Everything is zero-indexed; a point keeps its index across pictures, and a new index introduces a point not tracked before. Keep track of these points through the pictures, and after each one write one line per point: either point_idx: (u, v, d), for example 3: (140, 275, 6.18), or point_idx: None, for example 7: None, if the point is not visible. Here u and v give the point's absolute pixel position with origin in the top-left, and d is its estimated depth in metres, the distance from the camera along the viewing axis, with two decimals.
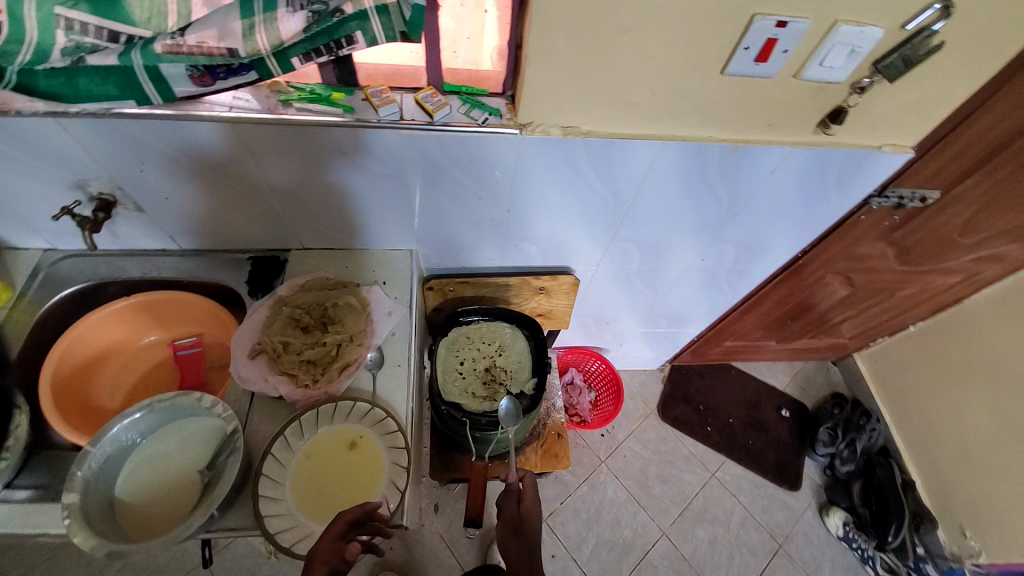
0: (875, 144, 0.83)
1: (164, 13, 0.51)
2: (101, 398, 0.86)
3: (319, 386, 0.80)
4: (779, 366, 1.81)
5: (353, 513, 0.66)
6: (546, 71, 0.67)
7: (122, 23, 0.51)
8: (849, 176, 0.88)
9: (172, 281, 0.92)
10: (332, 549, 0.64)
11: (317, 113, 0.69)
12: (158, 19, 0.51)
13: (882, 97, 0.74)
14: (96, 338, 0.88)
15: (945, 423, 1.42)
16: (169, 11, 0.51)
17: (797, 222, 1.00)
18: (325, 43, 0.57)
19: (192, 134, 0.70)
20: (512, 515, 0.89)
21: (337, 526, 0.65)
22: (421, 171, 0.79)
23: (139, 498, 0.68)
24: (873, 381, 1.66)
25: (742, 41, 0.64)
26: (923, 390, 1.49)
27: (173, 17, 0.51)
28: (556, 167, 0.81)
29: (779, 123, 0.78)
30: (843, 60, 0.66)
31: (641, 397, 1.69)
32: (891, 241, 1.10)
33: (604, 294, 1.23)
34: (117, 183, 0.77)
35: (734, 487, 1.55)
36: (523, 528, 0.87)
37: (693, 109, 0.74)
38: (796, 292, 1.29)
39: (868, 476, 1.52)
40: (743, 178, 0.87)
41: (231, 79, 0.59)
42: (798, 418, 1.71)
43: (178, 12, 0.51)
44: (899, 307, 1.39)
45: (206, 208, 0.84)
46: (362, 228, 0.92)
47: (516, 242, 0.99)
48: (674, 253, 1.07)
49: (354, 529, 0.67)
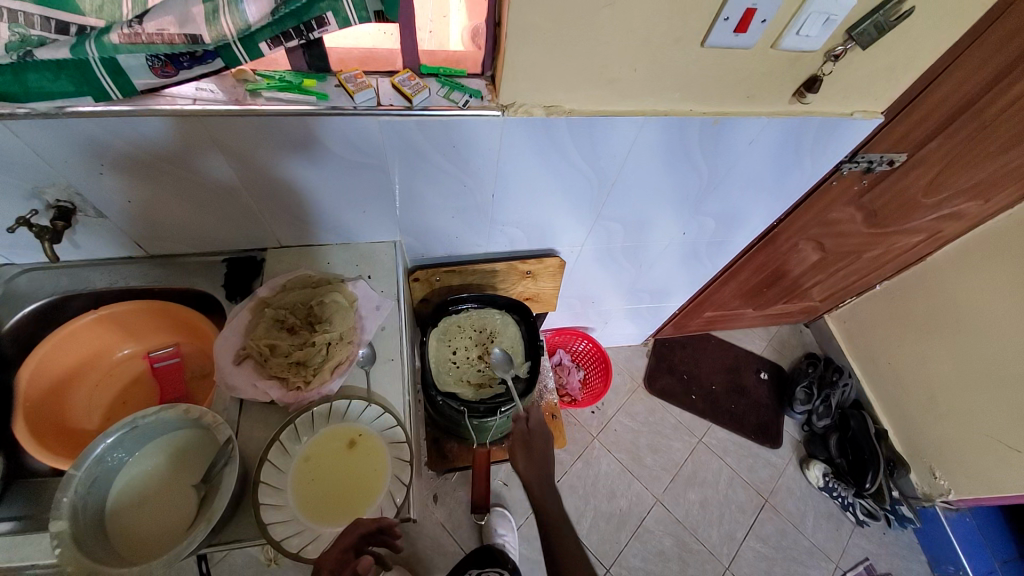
0: (847, 111, 0.85)
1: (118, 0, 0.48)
2: (76, 418, 0.81)
3: (312, 387, 0.77)
4: (756, 332, 1.88)
5: (366, 526, 0.65)
6: (528, 49, 0.65)
7: (70, 13, 0.48)
8: (824, 144, 0.90)
9: (142, 290, 0.87)
10: (340, 560, 0.63)
11: (289, 102, 0.65)
12: (111, 7, 0.48)
13: (855, 65, 0.76)
14: (64, 355, 0.82)
15: (912, 374, 1.51)
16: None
17: (773, 192, 1.02)
18: (294, 25, 0.53)
19: (155, 130, 0.65)
20: (521, 432, 0.91)
21: (351, 536, 0.64)
22: (402, 158, 0.77)
23: (133, 518, 0.66)
24: (844, 340, 1.74)
25: (722, 12, 0.63)
26: (890, 345, 1.57)
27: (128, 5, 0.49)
28: (541, 148, 0.80)
29: (758, 94, 0.79)
30: (818, 29, 0.67)
31: (627, 372, 1.73)
32: (859, 205, 1.15)
33: (589, 274, 1.23)
34: (75, 188, 0.72)
35: (720, 450, 1.61)
36: (532, 445, 0.90)
37: (674, 83, 0.74)
38: (773, 259, 1.33)
39: (843, 428, 1.61)
40: (722, 152, 0.88)
41: (195, 68, 0.54)
42: (777, 380, 1.78)
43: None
44: (866, 268, 1.46)
45: (174, 210, 0.80)
46: (342, 222, 0.89)
47: (501, 227, 0.98)
48: (656, 229, 1.08)
49: (365, 543, 0.66)
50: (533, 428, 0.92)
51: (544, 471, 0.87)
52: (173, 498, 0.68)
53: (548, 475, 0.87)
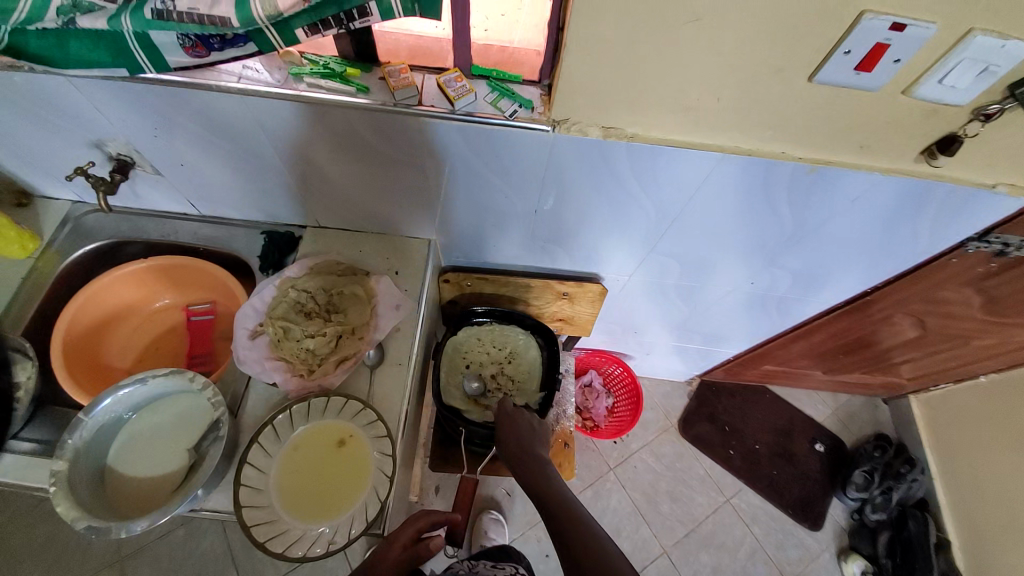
0: (988, 182, 0.68)
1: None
2: (111, 356, 0.88)
3: (314, 377, 0.77)
4: (821, 397, 1.66)
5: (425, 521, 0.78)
6: (589, 64, 0.56)
7: None
8: (949, 215, 0.73)
9: (188, 247, 0.92)
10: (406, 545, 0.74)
11: (330, 91, 0.62)
12: None
13: (1012, 127, 0.59)
14: (112, 297, 0.88)
15: (999, 486, 1.26)
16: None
17: (870, 257, 0.86)
18: (334, 12, 0.49)
19: (203, 103, 0.65)
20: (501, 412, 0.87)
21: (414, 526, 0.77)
22: (442, 161, 0.72)
23: (130, 470, 0.70)
24: (927, 428, 1.49)
25: (842, 44, 0.50)
26: (981, 447, 1.31)
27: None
28: (593, 171, 0.71)
29: (874, 146, 0.64)
30: (969, 80, 0.52)
31: (662, 409, 1.60)
32: (981, 288, 0.94)
33: (636, 304, 1.13)
34: (133, 146, 0.75)
35: (749, 516, 1.46)
36: (512, 421, 0.84)
37: (766, 119, 0.61)
38: (858, 327, 1.13)
39: (898, 528, 1.40)
40: (814, 205, 0.74)
41: (227, 50, 0.53)
42: (834, 455, 1.57)
43: None
44: (975, 357, 1.21)
45: (221, 176, 0.80)
46: (378, 213, 0.86)
47: (543, 243, 0.91)
48: (718, 273, 0.96)
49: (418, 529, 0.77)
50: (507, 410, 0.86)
51: (524, 437, 0.81)
52: (167, 459, 0.71)
53: (528, 440, 0.81)
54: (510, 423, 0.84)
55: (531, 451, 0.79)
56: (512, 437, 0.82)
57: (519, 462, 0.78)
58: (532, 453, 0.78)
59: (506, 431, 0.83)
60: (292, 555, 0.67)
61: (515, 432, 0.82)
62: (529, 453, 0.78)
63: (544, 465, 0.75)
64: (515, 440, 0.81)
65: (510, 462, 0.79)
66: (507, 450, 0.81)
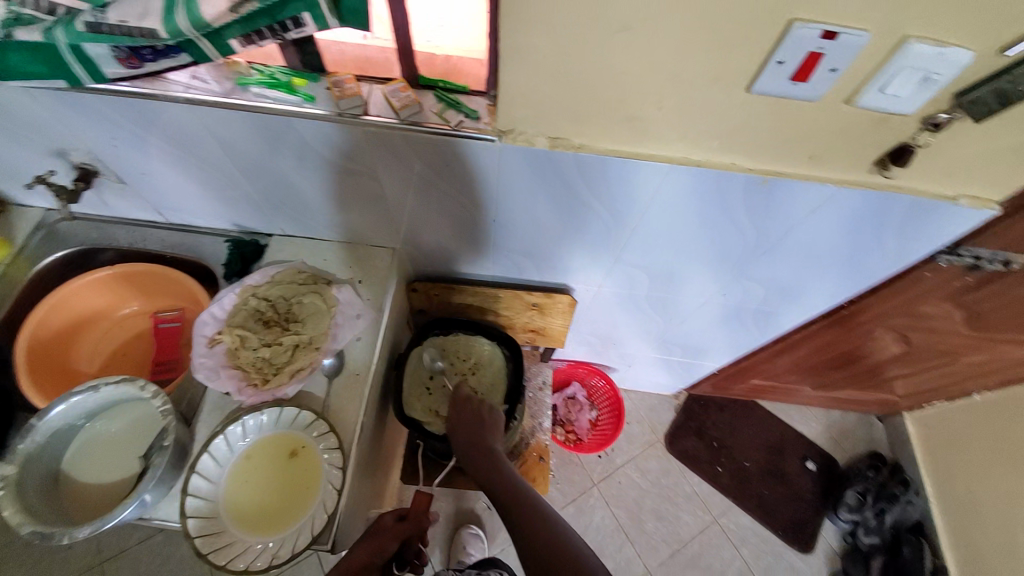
0: (950, 194, 0.66)
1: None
2: (81, 361, 0.89)
3: (268, 387, 0.75)
4: (812, 412, 1.61)
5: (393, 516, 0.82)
6: (525, 75, 0.56)
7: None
8: (914, 228, 0.71)
9: (157, 255, 0.93)
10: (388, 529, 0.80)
11: (276, 101, 0.63)
12: None
13: (967, 136, 0.57)
14: (81, 302, 0.89)
15: (997, 512, 1.21)
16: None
17: (839, 271, 0.84)
18: (266, 24, 0.50)
19: (154, 113, 0.65)
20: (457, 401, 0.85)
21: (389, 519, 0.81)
22: (394, 172, 0.72)
23: (83, 476, 0.71)
24: (922, 447, 1.44)
25: (774, 53, 0.50)
26: (977, 469, 1.26)
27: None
28: (545, 181, 0.70)
29: (827, 156, 0.62)
30: (912, 88, 0.51)
31: (648, 423, 1.57)
32: (961, 303, 0.91)
33: (611, 316, 1.11)
34: (95, 155, 0.76)
35: (736, 536, 1.41)
36: (471, 420, 0.82)
37: (712, 129, 0.60)
38: (840, 341, 1.10)
39: (892, 554, 1.34)
40: (772, 217, 0.72)
41: (161, 61, 0.54)
42: (827, 474, 1.52)
43: None
44: (965, 374, 1.17)
45: (183, 186, 0.81)
46: (341, 223, 0.87)
47: (507, 254, 0.90)
48: (689, 285, 0.94)
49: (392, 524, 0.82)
50: (462, 404, 0.84)
51: (479, 440, 0.79)
52: (120, 464, 0.72)
53: (484, 444, 0.79)
54: (456, 420, 0.83)
55: (485, 444, 0.79)
56: (461, 429, 0.82)
57: (480, 472, 0.76)
58: (493, 458, 0.76)
59: (456, 430, 0.82)
60: (234, 568, 0.67)
61: (472, 434, 0.80)
62: (483, 446, 0.78)
63: (496, 464, 0.75)
64: (465, 435, 0.81)
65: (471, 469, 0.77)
66: (461, 449, 0.80)
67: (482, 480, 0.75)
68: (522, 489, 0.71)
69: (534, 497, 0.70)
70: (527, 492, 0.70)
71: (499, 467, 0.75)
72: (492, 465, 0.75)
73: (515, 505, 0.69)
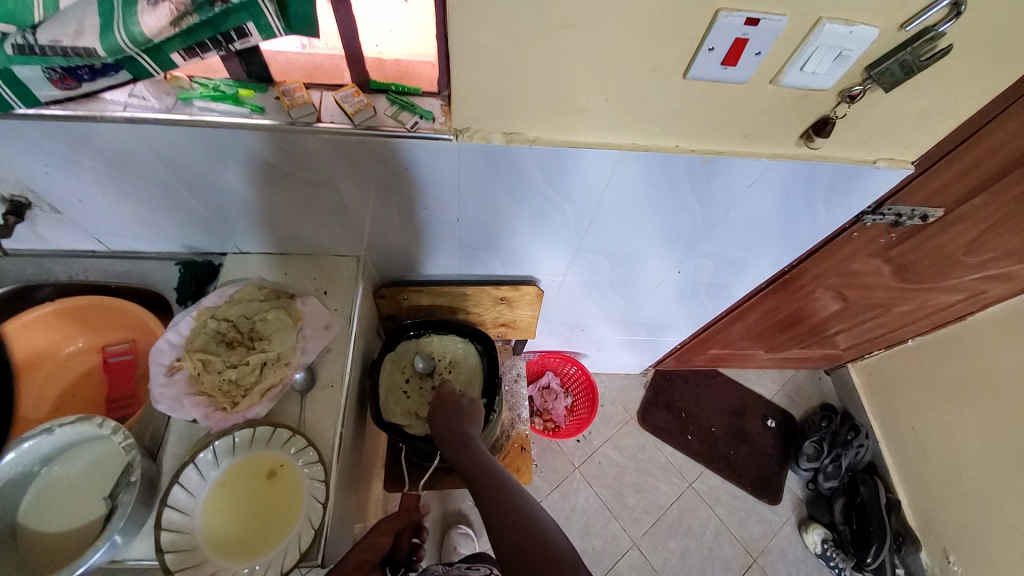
0: (869, 158, 0.74)
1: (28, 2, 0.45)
2: (25, 408, 0.83)
3: (237, 409, 0.72)
4: (768, 374, 1.73)
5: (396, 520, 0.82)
6: (477, 73, 0.58)
7: None
8: (840, 193, 0.79)
9: (99, 286, 0.87)
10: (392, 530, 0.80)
11: (222, 114, 0.61)
12: (22, 10, 0.45)
13: (878, 106, 0.64)
14: (18, 345, 0.84)
15: (937, 445, 1.34)
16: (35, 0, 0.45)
17: (780, 240, 0.91)
18: (209, 35, 0.49)
19: (89, 135, 0.62)
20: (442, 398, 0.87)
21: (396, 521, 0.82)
22: (351, 177, 0.71)
23: (44, 524, 0.66)
24: (866, 394, 1.57)
25: (705, 41, 0.54)
26: (916, 408, 1.40)
27: (38, 6, 0.46)
28: (501, 176, 0.72)
29: (759, 134, 0.68)
30: (827, 65, 0.56)
31: (621, 402, 1.63)
32: (888, 258, 1.01)
33: (577, 302, 1.15)
34: (25, 185, 0.71)
35: (711, 498, 1.49)
36: (458, 416, 0.84)
37: (657, 114, 0.64)
38: (787, 304, 1.19)
39: (851, 494, 1.44)
40: (717, 194, 0.78)
41: (98, 80, 0.53)
42: (786, 429, 1.63)
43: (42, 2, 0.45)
44: (896, 322, 1.30)
45: (125, 210, 0.77)
46: (302, 235, 0.85)
47: (472, 251, 0.91)
48: (647, 266, 0.99)
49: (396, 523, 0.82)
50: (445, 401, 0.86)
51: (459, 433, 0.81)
52: (83, 508, 0.68)
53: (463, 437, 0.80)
54: (438, 411, 0.85)
55: (464, 434, 0.80)
56: (443, 420, 0.84)
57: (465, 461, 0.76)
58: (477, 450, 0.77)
59: (437, 420, 0.84)
60: None
61: (453, 429, 0.82)
62: (462, 434, 0.80)
63: (471, 457, 0.76)
64: (444, 425, 0.83)
65: (455, 464, 0.78)
66: (444, 438, 0.82)
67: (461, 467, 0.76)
68: (504, 483, 0.70)
69: (513, 489, 0.69)
70: (511, 485, 0.71)
71: (484, 463, 0.74)
72: (477, 461, 0.74)
73: (500, 500, 0.68)
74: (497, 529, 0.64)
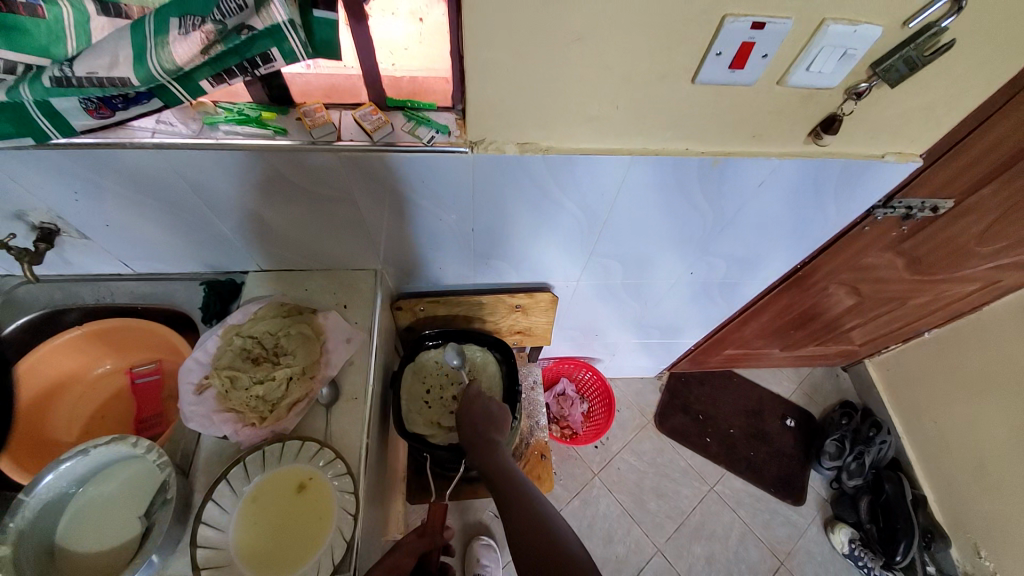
0: (877, 153, 0.74)
1: (62, 37, 0.47)
2: (56, 431, 0.85)
3: (267, 424, 0.75)
4: (784, 373, 1.72)
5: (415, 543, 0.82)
6: (491, 87, 0.60)
7: (27, 54, 0.47)
8: (850, 189, 0.79)
9: (126, 308, 0.89)
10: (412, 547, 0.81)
11: (246, 136, 0.64)
12: (57, 44, 0.47)
13: (885, 102, 0.66)
14: (49, 368, 0.87)
15: (961, 437, 1.32)
16: (68, 36, 0.47)
17: (791, 237, 0.92)
18: (236, 62, 0.51)
19: (120, 162, 0.65)
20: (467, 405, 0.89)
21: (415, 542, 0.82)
22: (369, 192, 0.73)
23: (80, 546, 0.67)
24: (885, 389, 1.56)
25: (713, 47, 0.55)
26: (938, 401, 1.39)
27: (72, 41, 0.47)
28: (517, 186, 0.74)
29: (766, 134, 0.69)
30: (833, 64, 0.58)
31: (637, 407, 1.63)
32: (900, 251, 1.01)
33: (591, 308, 1.16)
34: (56, 213, 0.74)
35: (733, 501, 1.48)
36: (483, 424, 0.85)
37: (667, 119, 0.66)
38: (799, 301, 1.19)
39: (875, 492, 1.43)
40: (728, 194, 0.79)
41: (131, 108, 0.55)
42: (804, 428, 1.62)
43: (75, 35, 0.47)
44: (912, 316, 1.29)
45: (151, 233, 0.80)
46: (322, 250, 0.87)
47: (488, 260, 0.93)
48: (659, 268, 1.00)
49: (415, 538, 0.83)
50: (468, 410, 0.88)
51: (485, 440, 0.82)
52: (117, 529, 0.69)
53: (489, 443, 0.82)
54: (468, 415, 0.87)
55: (490, 441, 0.82)
56: (473, 422, 0.86)
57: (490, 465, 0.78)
58: (501, 456, 0.79)
59: (466, 424, 0.86)
60: None
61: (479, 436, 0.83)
62: (489, 441, 0.82)
63: (495, 467, 0.77)
64: (472, 429, 0.85)
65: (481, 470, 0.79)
66: (471, 442, 0.83)
67: (486, 477, 0.77)
68: (527, 495, 0.71)
69: (535, 500, 0.69)
70: (536, 491, 0.71)
71: (509, 473, 0.75)
72: (501, 471, 0.75)
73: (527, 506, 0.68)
74: (521, 543, 0.64)
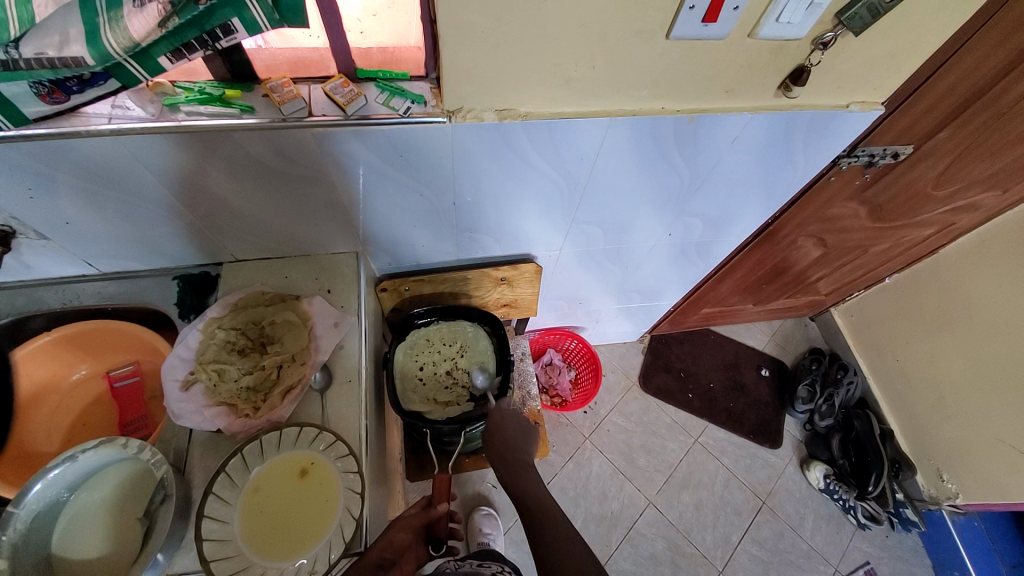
0: (842, 103, 0.77)
1: (3, 19, 0.42)
2: (36, 443, 0.82)
3: (260, 414, 0.73)
4: (757, 326, 1.80)
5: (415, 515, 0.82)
6: (467, 51, 0.58)
7: None
8: (816, 141, 0.82)
9: (95, 310, 0.85)
10: (412, 519, 0.81)
11: (212, 117, 0.60)
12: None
13: (849, 51, 0.68)
14: (20, 379, 0.83)
15: (921, 371, 1.42)
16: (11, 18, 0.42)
17: (763, 191, 0.94)
18: (195, 35, 0.48)
19: (77, 153, 0.61)
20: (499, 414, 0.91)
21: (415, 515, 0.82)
22: (347, 171, 0.71)
23: (77, 555, 0.65)
24: (850, 333, 1.65)
25: (685, 1, 0.55)
26: (900, 339, 1.48)
27: (15, 24, 0.42)
28: (496, 155, 0.73)
29: (737, 88, 0.70)
30: (801, 14, 0.59)
31: (622, 370, 1.68)
32: (863, 200, 1.06)
33: (573, 277, 1.18)
34: (9, 213, 0.69)
35: (717, 450, 1.56)
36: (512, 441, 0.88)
37: (643, 78, 0.66)
38: (770, 256, 1.24)
39: (846, 429, 1.54)
40: (702, 150, 0.80)
41: (87, 91, 0.52)
42: (779, 376, 1.71)
43: (18, 17, 0.42)
44: (875, 261, 1.36)
45: (115, 228, 0.76)
46: (300, 235, 0.85)
47: (470, 234, 0.92)
48: (639, 231, 1.01)
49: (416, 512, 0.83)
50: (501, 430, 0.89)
51: (522, 455, 0.87)
52: (115, 534, 0.67)
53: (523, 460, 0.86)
54: (500, 420, 0.90)
55: (521, 453, 0.87)
56: (505, 436, 0.89)
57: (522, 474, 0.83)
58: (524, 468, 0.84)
59: (497, 438, 0.88)
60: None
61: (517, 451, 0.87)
62: (520, 459, 0.86)
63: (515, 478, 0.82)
64: (504, 442, 0.88)
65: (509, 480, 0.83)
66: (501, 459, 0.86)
67: (504, 481, 0.83)
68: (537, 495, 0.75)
69: None
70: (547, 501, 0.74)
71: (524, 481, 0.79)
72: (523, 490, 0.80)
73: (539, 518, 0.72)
74: None
